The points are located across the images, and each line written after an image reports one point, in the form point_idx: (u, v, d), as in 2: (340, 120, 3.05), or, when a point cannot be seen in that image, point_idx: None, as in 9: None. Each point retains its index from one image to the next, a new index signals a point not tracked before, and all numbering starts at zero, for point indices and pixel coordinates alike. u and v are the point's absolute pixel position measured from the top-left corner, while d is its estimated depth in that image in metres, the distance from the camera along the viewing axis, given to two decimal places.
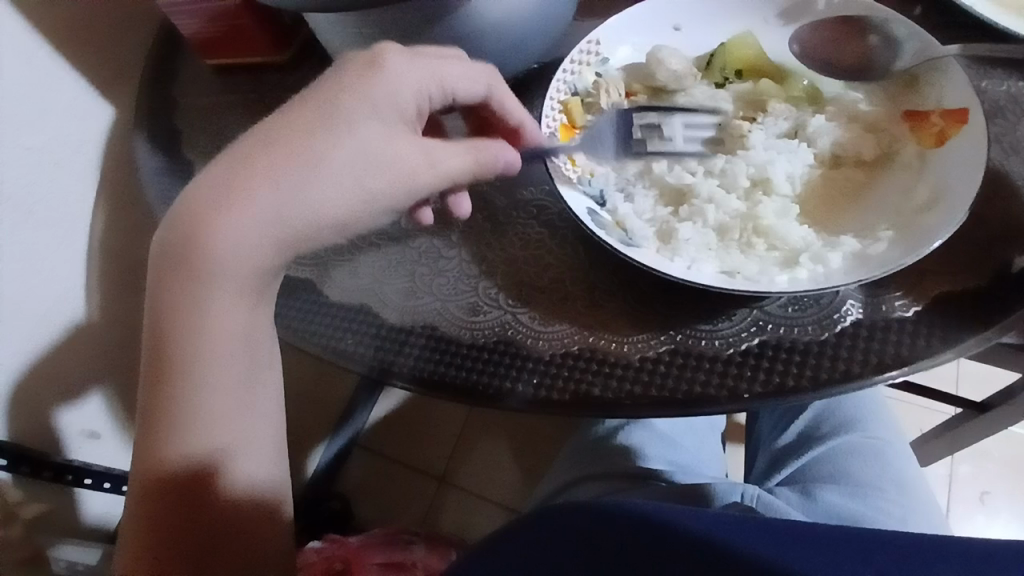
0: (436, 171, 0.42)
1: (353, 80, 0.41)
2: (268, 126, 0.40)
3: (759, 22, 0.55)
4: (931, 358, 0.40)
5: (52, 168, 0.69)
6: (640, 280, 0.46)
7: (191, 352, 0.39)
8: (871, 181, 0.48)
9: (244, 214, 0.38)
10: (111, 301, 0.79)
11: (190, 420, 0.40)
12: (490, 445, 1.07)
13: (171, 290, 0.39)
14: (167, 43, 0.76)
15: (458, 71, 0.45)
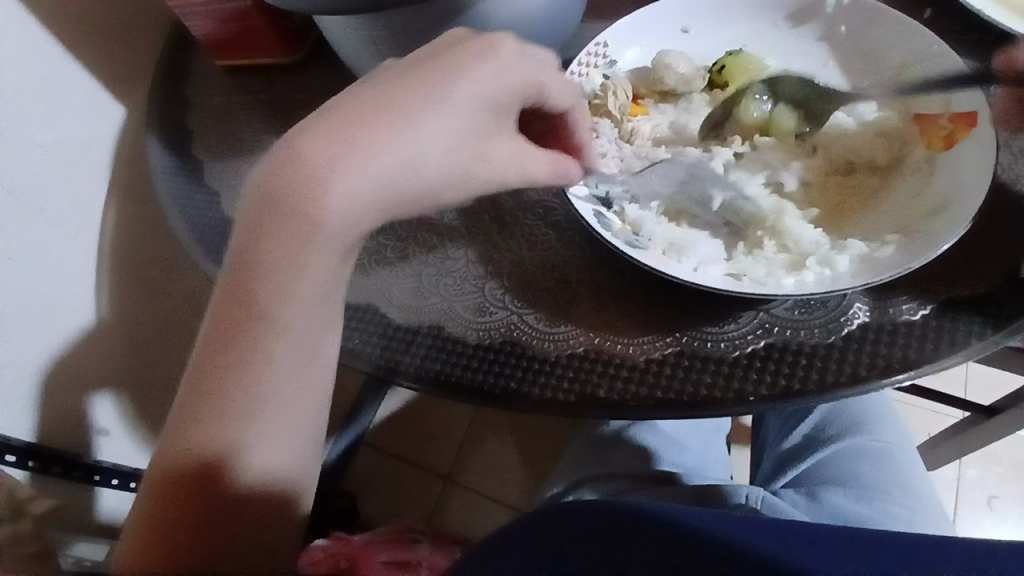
0: (522, 175, 0.44)
1: (467, 62, 0.40)
2: (380, 93, 0.39)
3: (766, 25, 0.55)
4: (938, 362, 0.40)
5: (65, 168, 0.70)
6: (646, 282, 0.46)
7: (267, 314, 0.39)
8: (883, 186, 0.48)
9: (342, 179, 0.37)
10: (122, 298, 0.80)
11: (250, 382, 0.39)
12: (495, 444, 1.08)
13: (256, 243, 0.38)
14: (177, 44, 0.77)
15: (559, 80, 0.44)
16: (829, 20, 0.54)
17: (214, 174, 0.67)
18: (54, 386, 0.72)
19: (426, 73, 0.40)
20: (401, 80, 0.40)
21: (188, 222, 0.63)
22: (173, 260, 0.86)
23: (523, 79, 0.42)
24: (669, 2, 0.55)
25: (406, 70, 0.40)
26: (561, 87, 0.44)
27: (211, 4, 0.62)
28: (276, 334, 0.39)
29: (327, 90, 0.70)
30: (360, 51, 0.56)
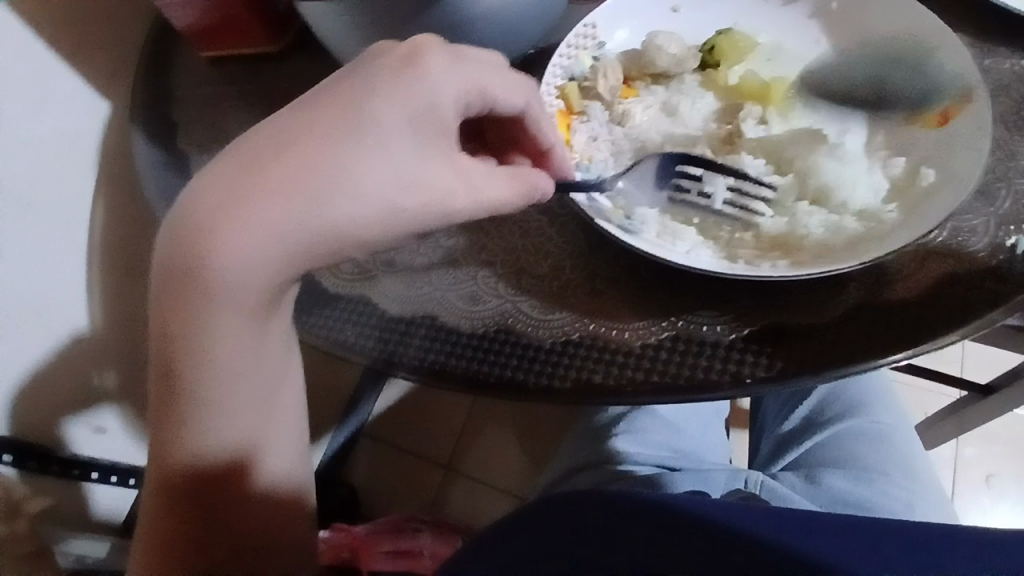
0: (475, 204, 0.39)
1: (386, 80, 0.37)
2: (288, 125, 0.36)
3: (758, 2, 0.54)
4: (936, 340, 0.40)
5: (50, 165, 0.68)
6: (641, 266, 0.46)
7: (193, 376, 0.38)
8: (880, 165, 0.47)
9: (252, 229, 0.34)
10: (113, 298, 0.79)
11: (192, 439, 0.40)
12: (495, 434, 1.07)
13: (171, 309, 0.37)
14: (161, 36, 0.75)
15: (503, 82, 0.41)
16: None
17: (201, 167, 0.66)
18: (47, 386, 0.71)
19: (340, 102, 0.36)
20: (311, 109, 0.36)
21: None
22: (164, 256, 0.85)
23: (448, 97, 0.38)
24: None
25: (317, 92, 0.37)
26: (503, 89, 0.41)
27: None
28: (213, 388, 0.39)
29: (313, 79, 0.69)
30: (344, 37, 0.55)
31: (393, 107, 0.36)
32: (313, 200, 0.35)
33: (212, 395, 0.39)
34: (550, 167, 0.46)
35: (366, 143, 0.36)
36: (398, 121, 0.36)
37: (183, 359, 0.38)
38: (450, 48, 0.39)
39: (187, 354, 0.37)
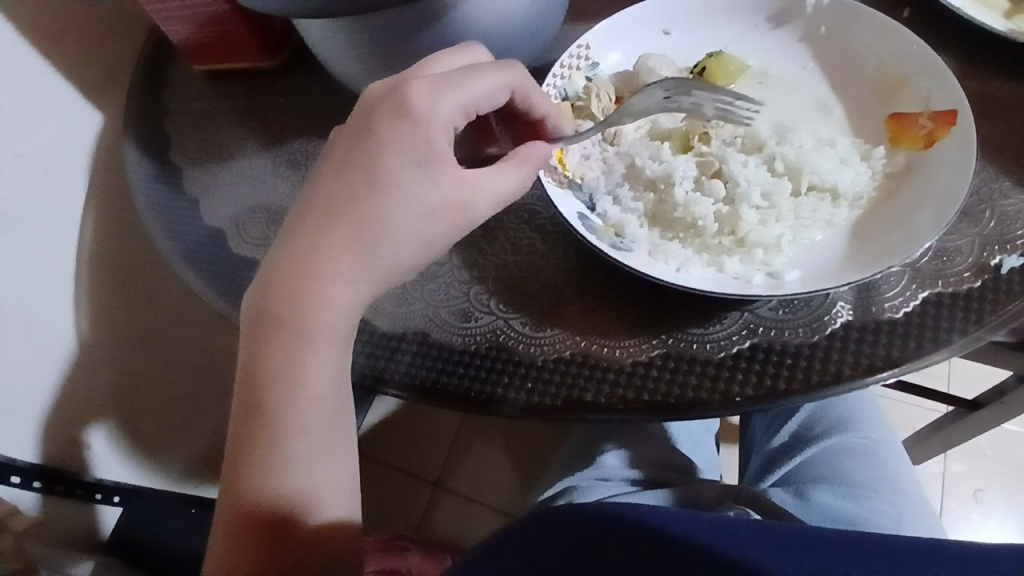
0: (487, 199, 0.43)
1: (391, 119, 0.41)
2: (349, 178, 0.41)
3: (748, 26, 0.55)
4: (920, 360, 0.40)
5: (41, 176, 0.68)
6: (631, 285, 0.46)
7: (285, 403, 0.40)
8: (875, 189, 0.46)
9: (334, 274, 0.40)
10: (103, 308, 0.78)
11: (279, 466, 0.40)
12: (485, 448, 1.07)
13: (260, 346, 0.40)
14: (157, 49, 0.76)
15: (485, 88, 0.44)
16: (810, 21, 0.54)
17: (195, 180, 0.66)
18: (32, 399, 0.70)
19: (355, 152, 0.42)
20: (332, 164, 0.42)
21: (169, 231, 0.61)
22: (157, 270, 0.85)
23: (437, 121, 0.42)
24: (651, 7, 0.55)
25: (339, 147, 0.43)
26: (485, 92, 0.44)
27: (185, 8, 0.61)
28: (293, 434, 0.40)
29: (309, 93, 0.69)
30: (340, 54, 0.55)
31: (410, 131, 0.41)
32: (383, 223, 0.40)
33: (294, 440, 0.40)
34: (545, 134, 0.50)
35: (405, 176, 0.41)
36: (430, 141, 0.42)
37: (263, 407, 0.40)
38: (437, 77, 0.43)
39: (265, 403, 0.40)
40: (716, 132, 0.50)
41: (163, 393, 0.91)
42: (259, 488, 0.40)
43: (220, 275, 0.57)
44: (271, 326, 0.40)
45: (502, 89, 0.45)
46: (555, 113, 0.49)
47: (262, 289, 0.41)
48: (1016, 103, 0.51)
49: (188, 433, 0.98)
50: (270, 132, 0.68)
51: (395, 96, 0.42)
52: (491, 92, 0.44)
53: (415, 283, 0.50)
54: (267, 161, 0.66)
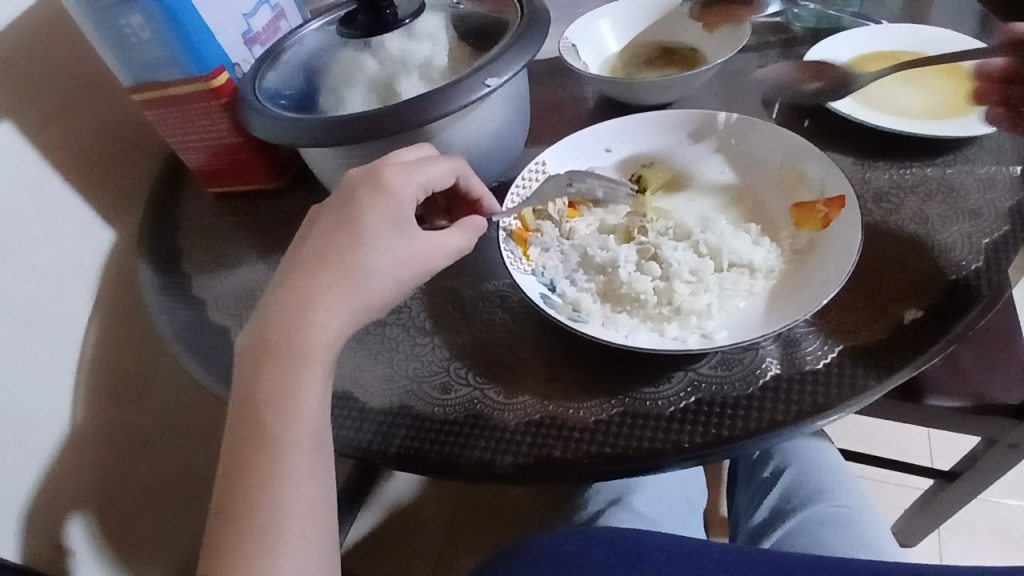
0: (442, 251, 0.54)
1: (371, 190, 0.52)
2: (335, 232, 0.51)
3: (672, 141, 0.67)
4: (844, 407, 0.46)
5: (51, 286, 0.75)
6: (590, 352, 0.53)
7: (280, 415, 0.46)
8: (786, 264, 0.55)
9: (323, 306, 0.49)
10: (98, 411, 0.81)
11: (274, 473, 0.45)
12: (470, 556, 1.10)
13: (257, 370, 0.47)
14: (172, 175, 0.87)
15: (438, 169, 0.56)
16: (722, 134, 0.66)
17: (203, 286, 0.73)
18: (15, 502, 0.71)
19: (340, 215, 0.52)
20: (321, 225, 0.52)
21: (178, 330, 0.68)
22: (155, 377, 0.90)
23: (403, 193, 0.53)
24: (595, 130, 0.67)
25: (326, 214, 0.53)
26: (439, 174, 0.55)
27: (203, 137, 0.75)
28: (283, 445, 0.45)
29: (309, 208, 0.79)
30: (337, 173, 0.66)
31: (382, 197, 0.52)
32: (362, 264, 0.50)
33: (284, 451, 0.45)
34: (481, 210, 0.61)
35: (380, 229, 0.51)
36: (400, 204, 0.52)
37: (257, 422, 0.46)
38: (403, 164, 0.55)
39: (259, 418, 0.46)
40: (651, 226, 0.60)
41: (150, 502, 0.91)
42: (253, 496, 0.44)
43: (220, 368, 0.63)
44: (269, 351, 0.48)
45: (448, 170, 0.57)
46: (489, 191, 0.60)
47: (262, 324, 0.49)
48: (903, 189, 0.62)
49: (171, 544, 0.96)
50: (274, 241, 0.77)
51: (372, 175, 0.54)
52: (440, 171, 0.56)
53: (401, 363, 0.56)
54: (265, 267, 0.74)
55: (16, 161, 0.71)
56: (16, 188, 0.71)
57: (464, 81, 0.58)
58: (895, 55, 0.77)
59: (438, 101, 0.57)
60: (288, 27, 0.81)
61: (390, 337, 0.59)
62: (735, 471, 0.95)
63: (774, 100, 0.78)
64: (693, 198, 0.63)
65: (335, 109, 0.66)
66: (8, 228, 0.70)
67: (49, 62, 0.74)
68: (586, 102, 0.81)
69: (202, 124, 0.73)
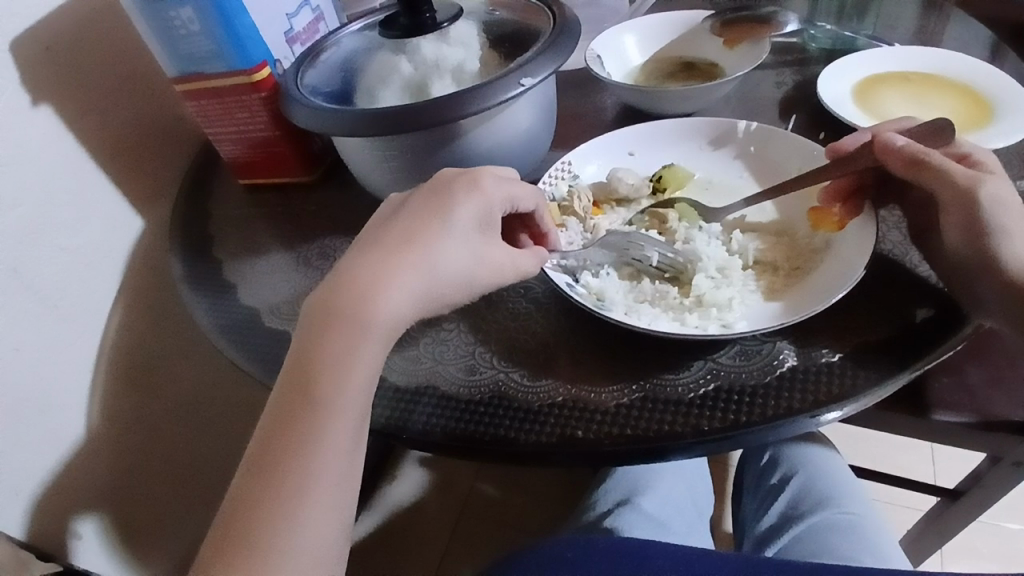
0: (512, 269, 0.54)
1: (462, 186, 0.53)
2: (410, 224, 0.51)
3: (693, 148, 0.70)
4: (859, 397, 0.48)
5: (80, 269, 0.78)
6: (612, 339, 0.55)
7: (332, 382, 0.47)
8: (806, 264, 0.57)
9: (395, 287, 0.49)
10: (115, 393, 0.83)
11: (309, 446, 0.46)
12: (472, 563, 1.10)
13: (322, 332, 0.48)
14: (203, 168, 0.90)
15: (526, 191, 0.56)
16: (741, 142, 0.69)
17: (233, 271, 0.75)
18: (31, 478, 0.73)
19: (428, 200, 0.53)
20: (406, 206, 0.53)
21: (205, 312, 0.70)
22: (175, 364, 0.92)
23: (475, 203, 0.52)
24: (619, 134, 0.70)
25: (418, 196, 0.54)
26: (526, 196, 0.56)
27: (240, 130, 0.78)
28: (330, 417, 0.46)
29: (336, 202, 0.82)
30: (371, 165, 0.69)
31: (468, 194, 0.52)
32: (437, 253, 0.50)
33: (330, 423, 0.46)
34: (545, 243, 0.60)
35: (456, 226, 0.51)
36: (484, 206, 0.53)
37: (312, 385, 0.47)
38: (499, 172, 0.55)
39: (316, 382, 0.47)
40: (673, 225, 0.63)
41: (163, 487, 0.92)
42: (282, 464, 0.45)
43: (249, 347, 0.65)
44: (336, 316, 0.48)
45: (532, 194, 0.57)
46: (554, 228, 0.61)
47: (337, 286, 0.49)
48: None
49: (178, 533, 0.97)
50: (301, 232, 0.79)
51: (467, 174, 0.54)
52: (527, 191, 0.56)
53: (427, 347, 0.58)
54: (292, 256, 0.76)
55: (57, 148, 0.74)
56: (54, 173, 0.74)
57: (499, 80, 0.61)
58: (905, 75, 0.80)
59: (474, 98, 0.60)
60: (325, 29, 0.85)
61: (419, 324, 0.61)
62: (743, 480, 0.95)
63: (790, 114, 0.81)
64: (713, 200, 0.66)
65: (372, 105, 0.69)
66: (44, 211, 0.73)
67: (96, 55, 0.78)
68: (607, 109, 0.84)
69: (241, 116, 0.76)
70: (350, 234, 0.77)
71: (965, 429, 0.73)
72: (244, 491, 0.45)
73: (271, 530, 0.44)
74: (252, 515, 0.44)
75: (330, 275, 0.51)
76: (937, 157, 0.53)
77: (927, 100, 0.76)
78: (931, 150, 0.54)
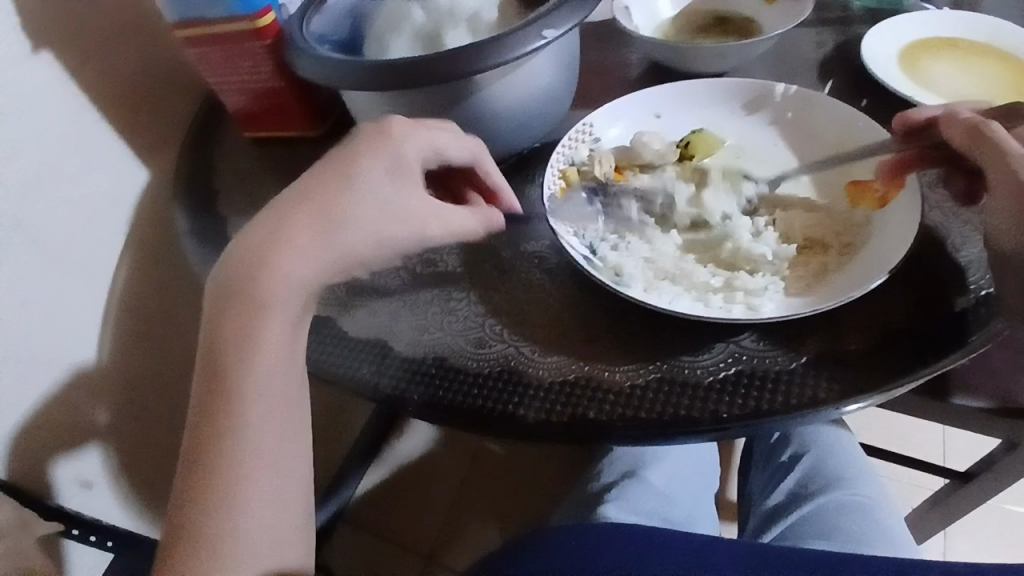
0: (445, 225, 0.52)
1: (365, 145, 0.50)
2: (303, 194, 0.49)
3: (725, 111, 0.65)
4: (891, 388, 0.45)
5: (83, 220, 0.76)
6: (629, 316, 0.52)
7: (255, 354, 0.46)
8: (844, 242, 0.53)
9: (287, 255, 0.47)
10: (124, 346, 0.83)
11: (234, 422, 0.45)
12: (477, 521, 1.12)
13: (223, 308, 0.47)
14: (208, 117, 0.86)
15: (451, 140, 0.54)
16: (778, 107, 0.64)
17: (235, 229, 0.73)
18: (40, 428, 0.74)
19: (332, 162, 0.50)
20: (312, 169, 0.51)
21: (208, 269, 0.68)
22: (182, 319, 0.91)
23: (371, 168, 0.49)
24: (645, 94, 0.66)
25: (326, 159, 0.52)
26: (458, 149, 0.54)
27: (243, 80, 0.74)
28: (255, 387, 0.46)
29: None
30: (381, 121, 0.65)
31: (371, 155, 0.50)
32: (348, 218, 0.48)
33: (253, 392, 0.46)
34: (501, 203, 0.58)
35: (370, 184, 0.49)
36: (406, 163, 0.51)
37: (240, 358, 0.46)
38: (411, 121, 0.53)
39: (243, 354, 0.46)
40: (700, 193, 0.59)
41: (172, 440, 0.93)
42: (217, 437, 0.45)
43: None
44: (241, 292, 0.47)
45: (468, 144, 0.55)
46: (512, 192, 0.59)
47: (236, 262, 0.48)
48: None
49: None
50: None
51: (377, 131, 0.52)
52: (459, 142, 0.54)
53: (434, 317, 0.56)
54: None
55: (53, 92, 0.71)
56: (52, 120, 0.71)
57: (518, 32, 0.57)
58: (956, 41, 0.74)
59: (491, 52, 0.56)
60: None
61: (427, 294, 0.58)
62: (752, 456, 0.94)
63: (830, 77, 0.75)
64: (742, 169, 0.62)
65: (381, 56, 0.65)
66: (42, 159, 0.70)
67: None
68: (632, 66, 0.79)
69: (245, 65, 0.72)
70: None
71: (988, 416, 0.70)
72: (188, 470, 0.45)
73: (221, 501, 0.44)
74: (204, 489, 0.44)
75: (222, 254, 0.49)
76: (999, 133, 0.49)
77: (979, 67, 0.70)
78: (997, 123, 0.50)
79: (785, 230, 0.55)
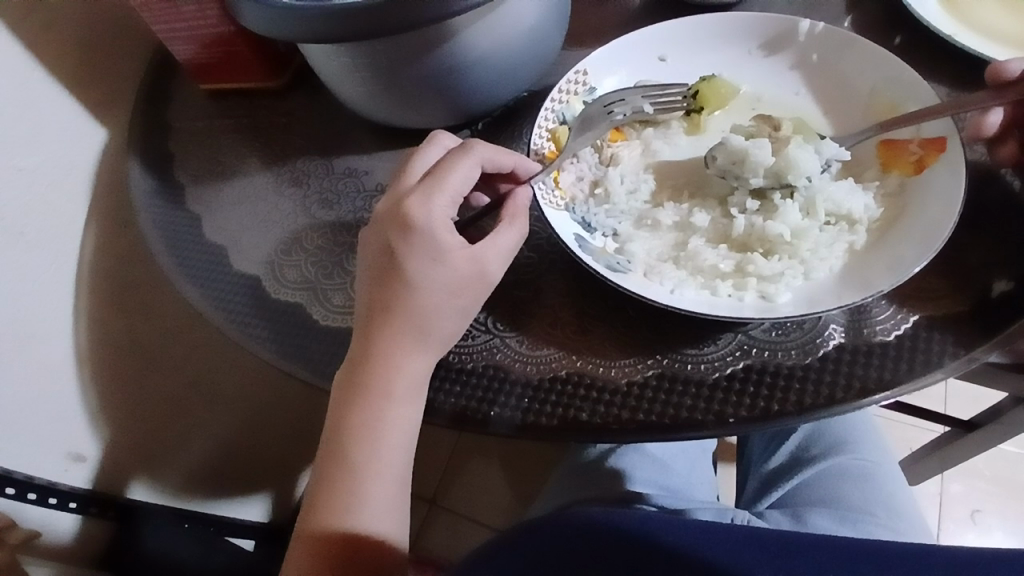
0: (515, 245, 0.46)
1: (449, 166, 0.45)
2: (379, 265, 0.45)
3: (741, 52, 0.57)
4: (913, 383, 0.41)
5: (49, 189, 0.65)
6: (627, 304, 0.47)
7: (386, 378, 0.43)
8: (873, 218, 0.47)
9: (423, 274, 0.44)
10: (111, 326, 0.73)
11: (365, 476, 0.44)
12: (482, 465, 1.08)
13: (367, 333, 0.45)
14: (161, 69, 0.76)
15: (498, 156, 0.47)
16: (802, 48, 0.56)
17: (196, 199, 0.66)
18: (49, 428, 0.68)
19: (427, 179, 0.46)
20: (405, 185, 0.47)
21: (166, 245, 0.62)
22: None
23: (435, 219, 0.44)
24: (646, 32, 0.57)
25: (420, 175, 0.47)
26: (491, 157, 0.47)
27: (191, 29, 0.63)
28: (388, 409, 0.44)
29: (312, 113, 0.70)
30: (345, 77, 0.57)
31: (457, 175, 0.45)
32: (454, 241, 0.44)
33: (387, 414, 0.44)
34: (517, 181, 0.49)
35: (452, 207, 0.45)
36: (467, 184, 0.45)
37: (369, 379, 0.44)
38: (465, 143, 0.47)
39: (372, 376, 0.44)
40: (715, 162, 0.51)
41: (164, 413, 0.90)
42: (350, 456, 0.44)
43: (224, 294, 0.58)
44: (386, 310, 0.44)
45: (504, 155, 0.48)
46: (522, 155, 0.49)
47: (377, 279, 0.45)
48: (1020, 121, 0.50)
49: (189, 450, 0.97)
50: (274, 150, 0.68)
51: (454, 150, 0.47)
52: (498, 149, 0.47)
53: None
54: (267, 178, 0.66)
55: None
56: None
57: None
58: None
59: None
60: None
61: None
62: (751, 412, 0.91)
63: (859, 3, 0.65)
64: (805, 166, 0.49)
65: None
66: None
67: None
68: None
69: (188, 10, 0.61)
70: (327, 156, 0.66)
71: None
72: (324, 484, 0.45)
73: (352, 513, 0.44)
74: (335, 501, 0.44)
75: (361, 265, 0.47)
76: None
77: None
78: None
79: (808, 199, 0.49)
